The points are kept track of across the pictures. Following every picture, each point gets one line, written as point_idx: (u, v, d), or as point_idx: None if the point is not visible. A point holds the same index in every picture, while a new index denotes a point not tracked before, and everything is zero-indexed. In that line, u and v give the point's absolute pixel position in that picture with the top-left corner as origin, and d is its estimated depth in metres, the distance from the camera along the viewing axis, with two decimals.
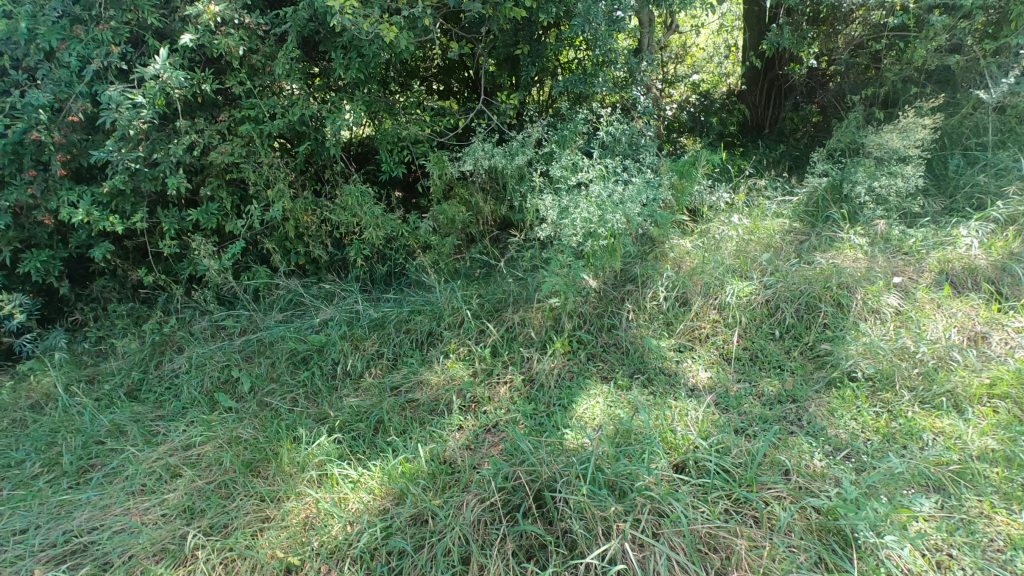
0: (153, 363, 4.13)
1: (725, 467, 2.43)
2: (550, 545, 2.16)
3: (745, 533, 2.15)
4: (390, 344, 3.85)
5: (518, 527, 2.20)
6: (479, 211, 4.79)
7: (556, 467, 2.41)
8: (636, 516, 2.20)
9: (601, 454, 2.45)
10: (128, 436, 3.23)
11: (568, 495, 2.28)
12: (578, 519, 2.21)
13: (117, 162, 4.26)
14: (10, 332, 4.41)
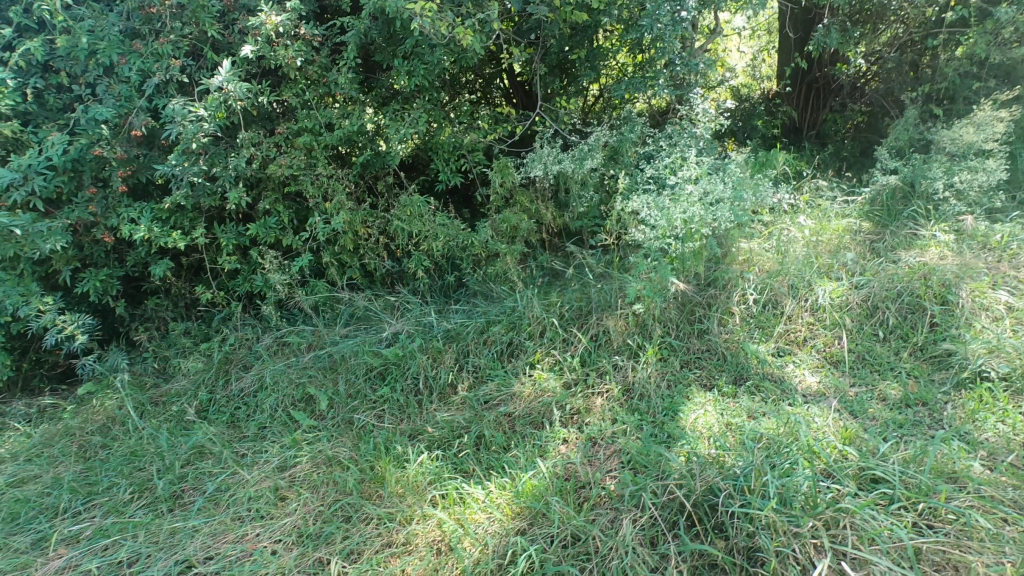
0: (220, 382, 3.99)
1: (899, 474, 2.22)
2: (732, 568, 1.97)
3: (961, 548, 1.94)
4: (470, 356, 3.71)
5: (692, 547, 2.02)
6: (541, 218, 4.69)
7: (712, 479, 2.23)
8: (833, 531, 2.00)
9: (760, 464, 2.24)
10: (217, 457, 3.07)
11: (746, 511, 2.06)
12: (768, 537, 1.99)
13: (179, 177, 4.16)
14: (69, 354, 4.27)
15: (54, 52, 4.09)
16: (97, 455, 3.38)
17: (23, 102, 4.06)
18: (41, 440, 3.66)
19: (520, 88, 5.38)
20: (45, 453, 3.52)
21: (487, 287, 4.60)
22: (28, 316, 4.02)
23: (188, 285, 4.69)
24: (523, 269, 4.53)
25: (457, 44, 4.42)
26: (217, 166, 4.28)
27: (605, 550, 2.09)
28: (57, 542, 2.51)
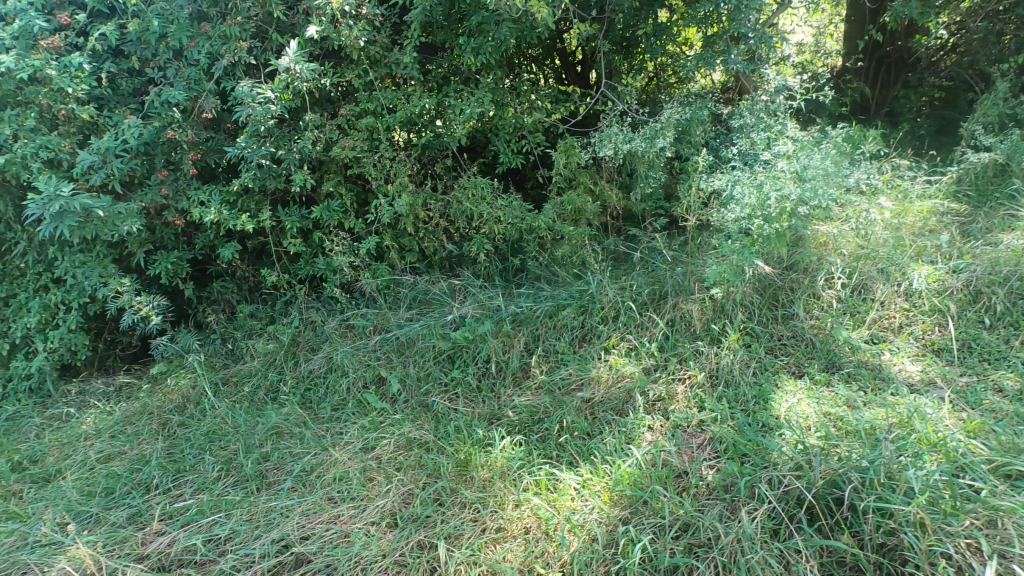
0: (290, 363, 4.01)
1: None
2: (869, 566, 1.87)
3: None
4: (541, 340, 3.63)
5: (822, 543, 1.92)
6: (606, 200, 4.57)
7: (837, 469, 2.10)
8: (986, 530, 1.84)
9: (889, 457, 2.09)
10: (298, 437, 3.08)
11: (884, 505, 1.92)
12: (913, 534, 1.86)
13: (249, 160, 4.18)
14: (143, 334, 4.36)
15: (126, 36, 4.12)
16: (178, 433, 3.44)
17: (98, 87, 4.12)
18: (123, 418, 3.76)
19: (578, 65, 5.26)
20: (128, 430, 3.60)
21: (551, 271, 4.49)
22: (107, 296, 4.12)
23: (253, 268, 4.74)
24: (589, 252, 4.40)
25: (525, 19, 4.28)
26: (284, 148, 4.28)
27: (720, 542, 2.00)
28: (154, 517, 2.55)
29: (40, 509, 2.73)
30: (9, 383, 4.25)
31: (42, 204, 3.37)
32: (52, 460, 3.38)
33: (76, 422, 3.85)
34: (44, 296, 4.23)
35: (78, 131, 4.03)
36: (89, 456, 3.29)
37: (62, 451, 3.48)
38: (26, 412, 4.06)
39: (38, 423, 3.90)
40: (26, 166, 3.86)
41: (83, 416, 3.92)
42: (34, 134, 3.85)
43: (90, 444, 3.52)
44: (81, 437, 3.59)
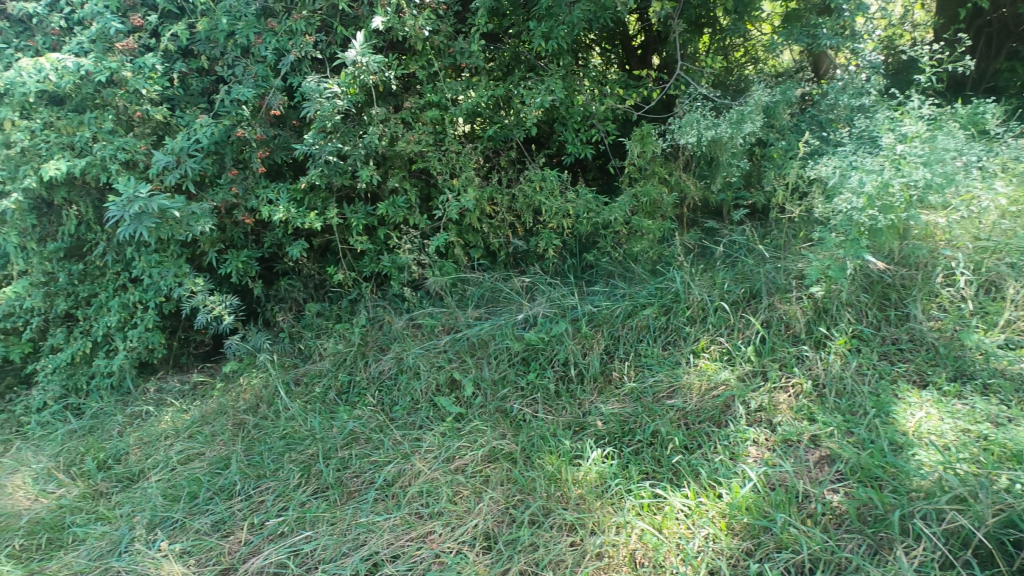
0: (359, 364, 3.93)
1: None
2: None
3: None
4: (622, 342, 3.41)
5: None
6: (684, 191, 4.29)
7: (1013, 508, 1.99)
8: None
9: None
10: (375, 444, 3.00)
11: None
12: None
13: (316, 156, 4.11)
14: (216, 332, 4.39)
15: (196, 35, 4.11)
16: (254, 435, 3.42)
17: (169, 87, 4.13)
18: (199, 417, 3.79)
19: (638, 49, 4.97)
20: (205, 430, 3.62)
21: (624, 268, 4.26)
22: (183, 295, 4.15)
23: (319, 266, 4.69)
24: (666, 247, 4.15)
25: None
26: (351, 144, 4.19)
27: None
28: (239, 527, 2.53)
29: (128, 512, 2.75)
30: (92, 380, 4.36)
31: (122, 206, 3.37)
32: (136, 460, 3.43)
33: (155, 420, 3.91)
34: (123, 295, 4.31)
35: (152, 132, 4.05)
36: (169, 457, 3.31)
37: (144, 451, 3.53)
38: (108, 410, 4.16)
39: (120, 420, 3.99)
40: (104, 168, 3.91)
41: (162, 414, 3.98)
42: (111, 136, 3.89)
43: (170, 444, 3.55)
44: (160, 437, 3.64)
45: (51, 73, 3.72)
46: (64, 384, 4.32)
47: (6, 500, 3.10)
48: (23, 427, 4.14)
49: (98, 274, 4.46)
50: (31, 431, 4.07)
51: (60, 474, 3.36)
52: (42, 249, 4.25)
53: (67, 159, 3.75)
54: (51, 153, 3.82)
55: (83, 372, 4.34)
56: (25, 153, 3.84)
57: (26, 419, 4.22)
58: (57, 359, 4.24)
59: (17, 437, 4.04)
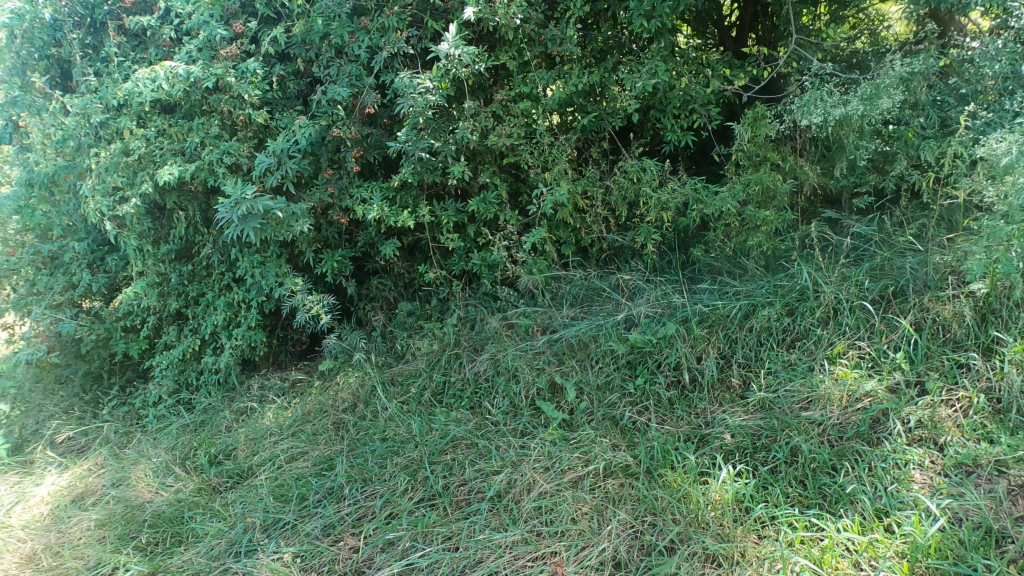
0: (454, 364, 3.84)
1: None
2: None
3: None
4: (740, 345, 3.10)
5: None
6: (802, 179, 3.88)
7: None
8: None
9: None
10: (482, 451, 2.87)
11: None
12: None
13: (410, 153, 4.05)
14: (313, 330, 4.44)
15: (292, 38, 4.16)
16: (356, 433, 3.41)
17: (269, 90, 4.21)
18: (301, 416, 3.83)
19: (732, 32, 4.69)
20: (307, 429, 3.65)
21: (733, 263, 3.93)
22: (284, 294, 4.23)
23: (408, 264, 4.65)
24: (781, 240, 3.78)
25: None
26: (443, 140, 4.10)
27: None
28: (354, 534, 2.49)
29: (242, 511, 2.78)
30: (201, 376, 4.56)
31: (230, 207, 3.43)
32: (245, 456, 3.52)
33: (260, 417, 4.02)
34: (229, 295, 4.47)
35: (254, 135, 4.15)
36: (275, 454, 3.35)
37: (251, 447, 3.61)
38: (216, 405, 4.33)
39: (227, 416, 4.13)
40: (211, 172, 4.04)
41: (266, 411, 4.08)
42: (217, 140, 4.01)
43: (275, 442, 3.61)
44: (266, 434, 3.71)
45: (164, 82, 3.88)
46: (176, 380, 4.54)
47: (131, 491, 3.25)
48: (142, 419, 4.39)
49: (206, 274, 4.65)
50: (149, 424, 4.30)
51: (177, 467, 3.49)
52: (156, 251, 4.48)
53: (179, 163, 3.90)
54: (164, 158, 3.99)
55: (194, 368, 4.55)
56: (142, 159, 4.03)
57: (144, 412, 4.46)
58: (170, 355, 4.45)
59: (138, 429, 4.28)
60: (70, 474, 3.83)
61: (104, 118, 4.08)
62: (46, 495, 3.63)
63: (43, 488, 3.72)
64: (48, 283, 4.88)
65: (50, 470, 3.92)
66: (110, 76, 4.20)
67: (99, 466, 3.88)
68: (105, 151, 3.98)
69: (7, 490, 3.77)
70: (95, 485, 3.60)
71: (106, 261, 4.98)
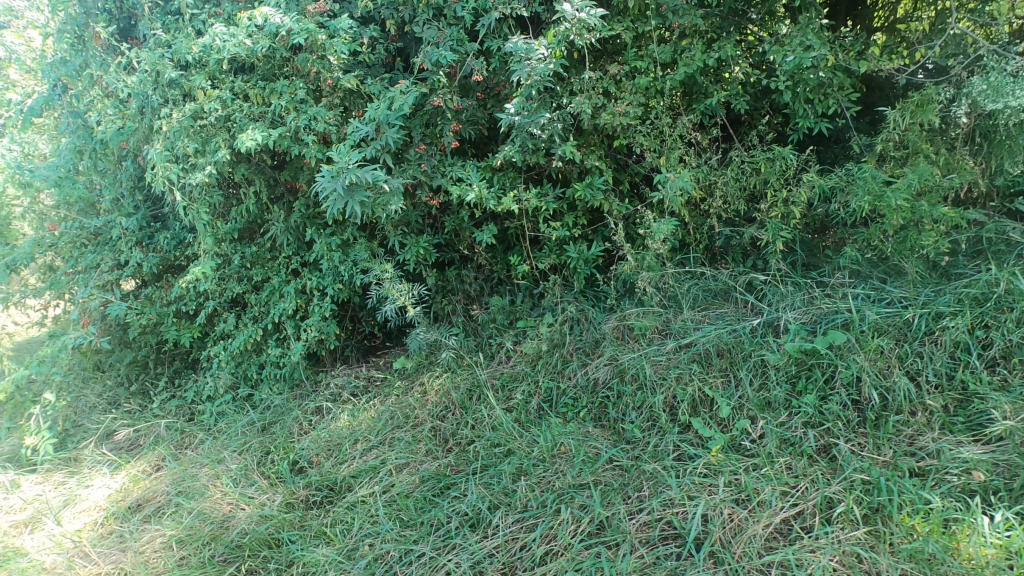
0: (563, 369, 3.39)
1: None
2: None
3: None
4: (933, 360, 2.65)
5: None
6: (968, 173, 3.42)
7: None
8: None
9: None
10: (645, 480, 2.47)
11: None
12: None
13: (518, 128, 3.58)
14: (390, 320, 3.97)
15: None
16: (469, 445, 2.98)
17: (357, 53, 3.76)
18: (387, 421, 3.37)
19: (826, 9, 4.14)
20: (397, 438, 3.19)
21: (882, 266, 3.46)
22: (363, 279, 3.84)
23: (496, 255, 4.16)
24: (946, 242, 3.31)
25: None
26: (554, 115, 3.63)
27: None
28: None
29: (365, 544, 2.41)
30: (262, 369, 4.10)
31: (333, 175, 2.98)
32: (331, 464, 3.07)
33: (338, 419, 3.57)
34: (299, 281, 4.02)
35: (339, 102, 3.68)
36: (371, 464, 2.91)
37: (336, 454, 3.16)
38: (282, 403, 3.86)
39: (298, 416, 3.68)
40: (294, 140, 3.58)
41: (343, 413, 3.63)
42: (301, 105, 3.55)
43: (365, 450, 3.16)
44: (352, 439, 3.26)
45: (246, 38, 3.43)
46: (234, 373, 4.07)
47: (208, 503, 2.81)
48: (196, 416, 3.93)
49: (271, 257, 4.20)
50: (206, 421, 3.84)
51: (254, 475, 3.05)
52: (219, 228, 4.03)
53: (261, 128, 3.45)
54: (242, 123, 3.53)
55: (254, 361, 4.09)
56: (216, 123, 3.59)
57: (198, 408, 4.00)
58: (230, 345, 3.99)
59: (193, 427, 3.82)
60: (125, 475, 3.38)
61: (176, 76, 3.64)
62: (100, 500, 3.19)
63: (96, 491, 3.28)
64: (95, 261, 4.45)
65: (100, 470, 3.47)
66: (181, 31, 3.76)
67: (158, 469, 3.44)
68: (176, 113, 3.54)
69: (53, 491, 3.32)
70: (156, 490, 3.15)
71: (157, 240, 4.55)
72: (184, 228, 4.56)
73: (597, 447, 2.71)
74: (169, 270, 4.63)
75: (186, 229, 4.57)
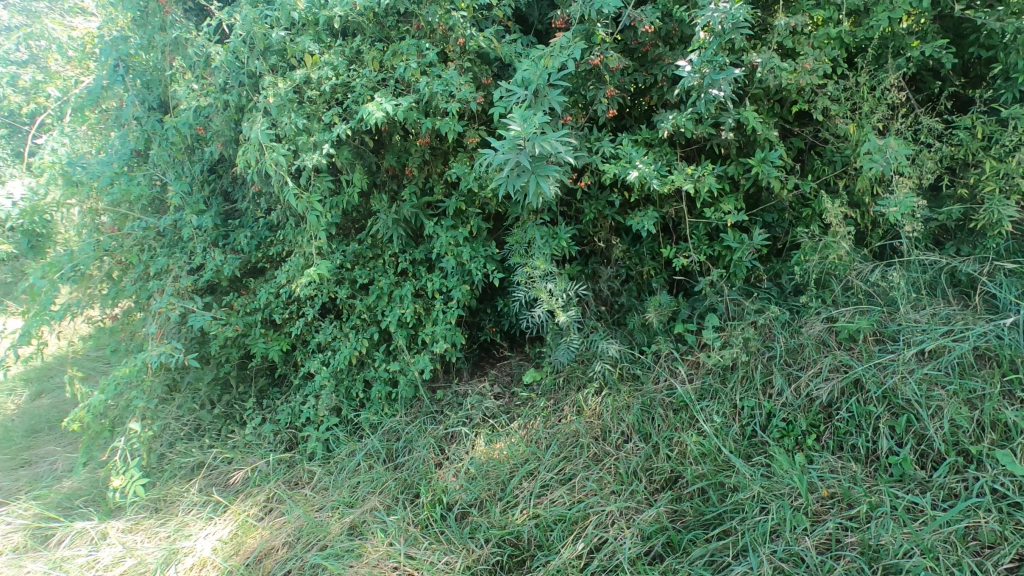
0: (761, 383, 2.78)
1: None
2: None
3: None
4: None
5: None
6: None
7: None
8: None
9: None
10: (981, 550, 1.96)
11: None
12: None
13: (702, 86, 2.91)
14: (531, 323, 3.28)
15: None
16: (704, 489, 2.38)
17: (485, 8, 3.14)
18: (558, 449, 2.77)
19: None
20: (578, 474, 2.60)
21: None
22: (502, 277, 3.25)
23: (630, 249, 3.56)
24: None
25: None
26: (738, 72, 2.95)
27: None
28: None
29: None
30: (369, 388, 3.51)
31: (510, 148, 2.27)
32: (499, 510, 2.52)
33: (480, 449, 2.97)
34: (414, 283, 3.43)
35: (471, 66, 3.05)
36: (557, 513, 2.40)
37: (501, 495, 2.60)
38: (402, 428, 3.28)
39: (429, 444, 3.09)
40: (421, 113, 2.97)
41: (484, 441, 3.03)
42: (430, 68, 2.93)
43: (535, 490, 2.57)
44: (515, 476, 2.67)
45: None
46: (336, 392, 3.47)
47: (365, 568, 2.34)
48: (299, 443, 3.35)
49: (372, 256, 3.60)
50: (314, 451, 3.26)
51: (409, 527, 2.53)
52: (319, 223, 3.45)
53: (388, 97, 2.84)
54: (361, 93, 2.93)
55: (359, 377, 3.49)
56: (327, 95, 2.99)
57: (297, 435, 3.40)
58: (333, 360, 3.40)
59: (298, 458, 3.23)
60: (233, 521, 2.82)
61: (277, 40, 3.04)
62: (206, 553, 2.63)
63: (201, 542, 2.71)
64: (166, 265, 3.85)
65: (200, 515, 2.89)
66: None
67: (273, 515, 2.86)
68: (281, 84, 2.95)
69: (149, 544, 2.76)
70: (277, 541, 2.61)
71: (234, 240, 3.97)
72: (264, 225, 3.98)
73: (883, 493, 2.17)
74: (246, 274, 4.04)
75: (266, 227, 3.98)
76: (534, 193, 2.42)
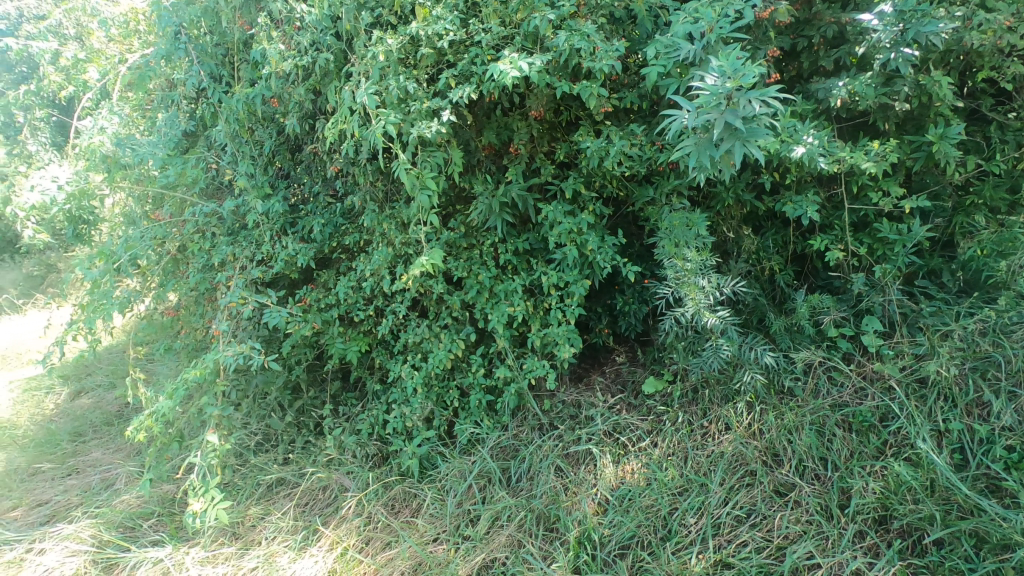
0: (966, 402, 2.31)
1: None
2: None
3: None
4: None
5: None
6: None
7: None
8: None
9: None
10: None
11: None
12: None
13: (897, 42, 2.43)
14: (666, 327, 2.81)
15: None
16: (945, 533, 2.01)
17: None
18: (724, 476, 2.41)
19: None
20: (764, 512, 2.26)
21: None
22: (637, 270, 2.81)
23: (768, 239, 3.09)
24: None
25: None
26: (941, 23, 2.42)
27: None
28: None
29: None
30: (465, 395, 3.07)
31: (714, 106, 1.81)
32: (670, 554, 2.19)
33: (620, 472, 2.56)
34: (520, 276, 2.99)
35: (608, 22, 2.59)
36: (758, 563, 2.09)
37: (666, 535, 2.27)
38: (510, 443, 2.85)
39: (550, 466, 2.65)
40: (552, 76, 2.53)
41: (612, 461, 2.60)
42: (565, 20, 2.47)
43: (709, 529, 2.24)
44: (680, 510, 2.33)
45: None
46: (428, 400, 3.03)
47: None
48: (390, 459, 2.93)
49: (466, 245, 3.12)
50: (410, 469, 2.84)
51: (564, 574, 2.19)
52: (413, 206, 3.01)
53: (520, 54, 2.40)
54: (479, 51, 2.51)
55: (452, 385, 3.01)
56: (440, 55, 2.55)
57: (386, 449, 2.97)
58: (427, 364, 2.94)
59: (393, 477, 2.82)
60: (332, 552, 2.47)
61: None
62: None
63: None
64: (229, 255, 3.43)
65: (294, 543, 2.55)
66: None
67: (375, 547, 2.50)
68: (388, 41, 2.51)
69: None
70: None
71: (305, 226, 3.53)
72: (337, 210, 3.54)
73: None
74: (315, 266, 3.59)
75: (340, 213, 3.55)
76: (728, 165, 1.97)
